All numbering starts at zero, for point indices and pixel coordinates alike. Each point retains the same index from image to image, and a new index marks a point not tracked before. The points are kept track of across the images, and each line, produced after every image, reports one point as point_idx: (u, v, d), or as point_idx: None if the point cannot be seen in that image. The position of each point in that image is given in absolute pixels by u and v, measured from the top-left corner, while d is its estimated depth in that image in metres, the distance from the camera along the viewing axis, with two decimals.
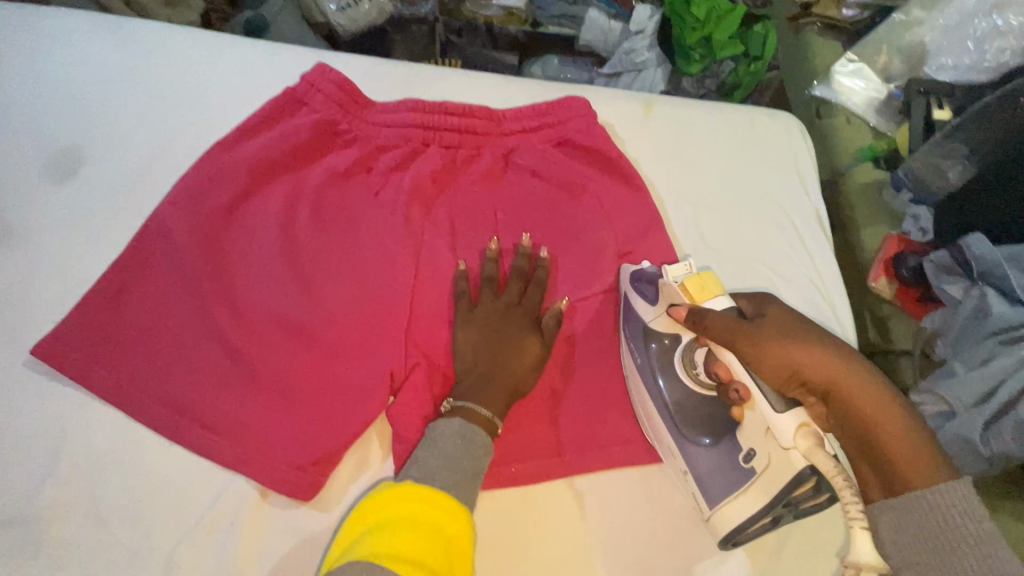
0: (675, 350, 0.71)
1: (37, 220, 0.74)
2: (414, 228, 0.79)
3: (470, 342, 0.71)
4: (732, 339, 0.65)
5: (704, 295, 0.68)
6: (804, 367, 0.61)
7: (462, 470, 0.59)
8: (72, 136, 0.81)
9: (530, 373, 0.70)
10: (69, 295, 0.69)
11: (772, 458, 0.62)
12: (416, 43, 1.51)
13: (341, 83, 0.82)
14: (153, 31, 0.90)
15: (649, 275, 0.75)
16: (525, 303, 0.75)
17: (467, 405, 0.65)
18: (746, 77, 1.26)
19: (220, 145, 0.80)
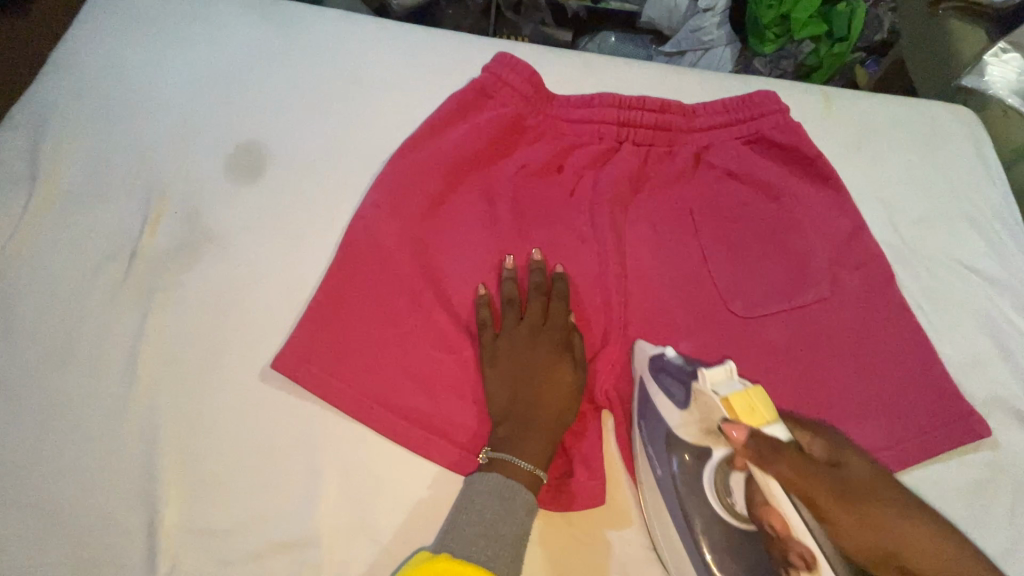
0: (676, 426, 0.59)
1: (234, 222, 0.71)
2: (617, 228, 0.76)
3: (501, 380, 0.64)
4: (755, 424, 0.53)
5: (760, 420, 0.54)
6: (812, 447, 0.51)
7: (501, 537, 0.54)
8: (249, 132, 0.77)
9: (569, 402, 0.64)
10: (284, 301, 0.67)
11: (765, 530, 0.50)
12: (468, 16, 1.59)
13: (532, 75, 0.78)
14: (311, 17, 0.86)
15: (674, 366, 0.62)
16: (551, 323, 0.67)
17: (503, 459, 0.59)
18: (827, 58, 1.46)
19: (412, 141, 0.76)
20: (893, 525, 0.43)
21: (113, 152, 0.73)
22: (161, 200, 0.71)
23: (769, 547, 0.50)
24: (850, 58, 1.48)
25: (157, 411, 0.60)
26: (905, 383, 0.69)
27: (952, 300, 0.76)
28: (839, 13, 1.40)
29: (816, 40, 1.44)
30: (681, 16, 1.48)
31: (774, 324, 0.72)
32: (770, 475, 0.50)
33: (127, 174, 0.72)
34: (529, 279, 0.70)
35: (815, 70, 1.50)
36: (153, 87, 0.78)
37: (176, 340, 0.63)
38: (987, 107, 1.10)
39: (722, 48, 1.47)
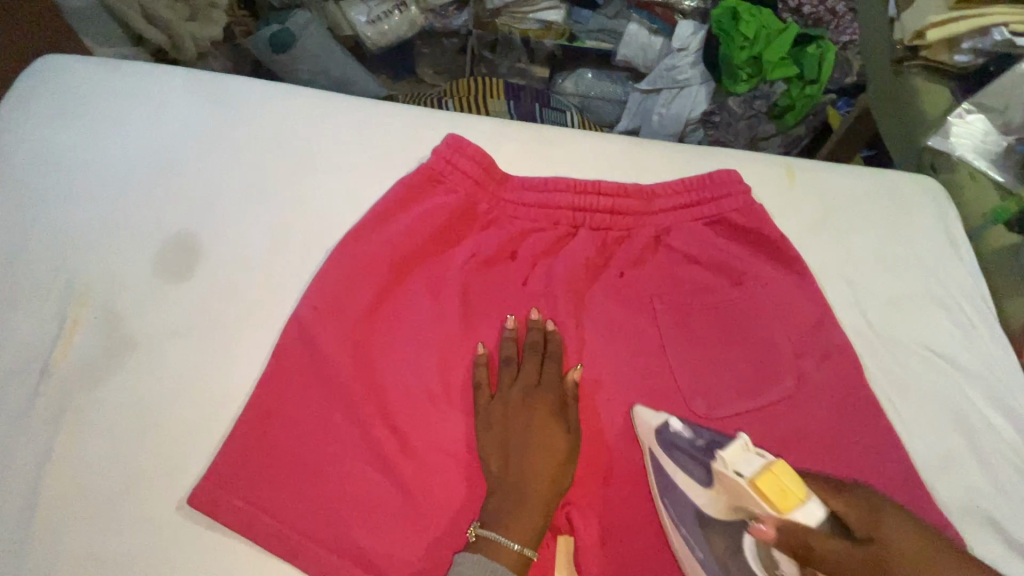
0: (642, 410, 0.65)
1: (159, 325, 0.66)
2: (570, 322, 0.72)
3: (494, 448, 0.62)
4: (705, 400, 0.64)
5: (790, 504, 0.50)
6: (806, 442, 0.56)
7: None
8: (181, 222, 0.73)
9: (560, 469, 0.61)
10: (210, 417, 0.62)
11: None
12: (444, 56, 1.69)
13: (482, 159, 0.74)
14: (250, 93, 0.83)
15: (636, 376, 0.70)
16: (547, 383, 0.66)
17: (493, 536, 0.56)
18: (799, 99, 1.44)
19: (353, 233, 0.72)
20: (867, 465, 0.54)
21: (34, 252, 0.69)
22: (80, 305, 0.66)
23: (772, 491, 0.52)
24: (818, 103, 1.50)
25: (59, 553, 0.55)
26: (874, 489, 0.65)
27: (921, 390, 0.73)
28: (809, 56, 1.40)
29: (788, 81, 1.42)
30: (654, 55, 1.51)
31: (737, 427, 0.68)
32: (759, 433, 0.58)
33: (47, 274, 0.68)
34: (526, 335, 0.69)
35: (788, 111, 1.47)
36: (80, 175, 0.74)
37: (88, 467, 0.58)
38: (955, 170, 1.08)
39: (697, 87, 1.48)
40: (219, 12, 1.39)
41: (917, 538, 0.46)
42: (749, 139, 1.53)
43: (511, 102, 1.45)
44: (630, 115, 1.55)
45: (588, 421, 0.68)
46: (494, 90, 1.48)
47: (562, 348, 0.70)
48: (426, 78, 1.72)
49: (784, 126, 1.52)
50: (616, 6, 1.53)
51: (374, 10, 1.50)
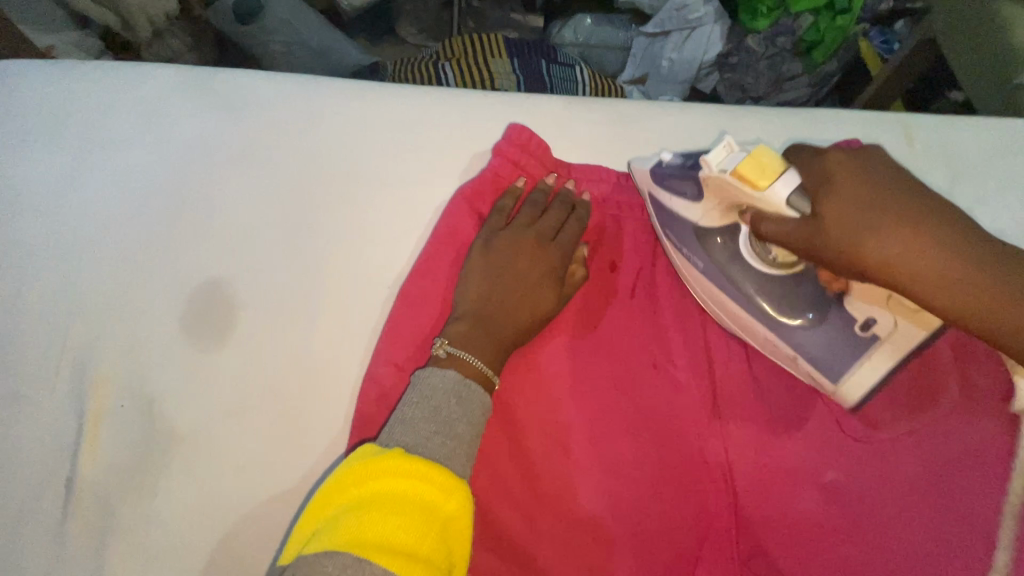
0: (699, 217, 0.58)
1: (202, 406, 0.53)
2: (693, 345, 0.61)
3: (481, 274, 0.58)
4: (762, 186, 0.49)
5: (767, 178, 0.49)
6: (913, 276, 0.43)
7: (453, 438, 0.47)
8: (203, 270, 0.59)
9: (546, 315, 0.58)
10: (292, 517, 0.51)
11: (899, 320, 0.54)
12: (427, 12, 1.52)
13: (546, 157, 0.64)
14: (262, 93, 0.67)
15: (674, 165, 0.59)
16: (560, 253, 0.60)
17: (465, 355, 0.52)
18: (830, 31, 1.24)
19: (421, 265, 0.60)
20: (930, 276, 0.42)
21: (28, 323, 0.55)
22: (99, 389, 0.53)
23: (903, 322, 0.53)
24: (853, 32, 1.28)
25: None
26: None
27: None
28: None
29: (817, 10, 1.23)
30: None
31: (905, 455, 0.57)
32: (825, 236, 0.46)
33: (49, 351, 0.54)
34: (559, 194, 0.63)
35: (816, 46, 1.28)
36: (65, 219, 0.59)
37: None
38: None
39: (709, 26, 1.29)
40: None
41: (953, 264, 0.42)
42: (772, 79, 1.34)
43: (515, 59, 1.25)
44: (636, 61, 1.37)
45: (737, 464, 0.57)
46: (493, 48, 1.26)
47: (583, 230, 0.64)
48: (409, 37, 1.54)
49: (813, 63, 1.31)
50: None
51: None
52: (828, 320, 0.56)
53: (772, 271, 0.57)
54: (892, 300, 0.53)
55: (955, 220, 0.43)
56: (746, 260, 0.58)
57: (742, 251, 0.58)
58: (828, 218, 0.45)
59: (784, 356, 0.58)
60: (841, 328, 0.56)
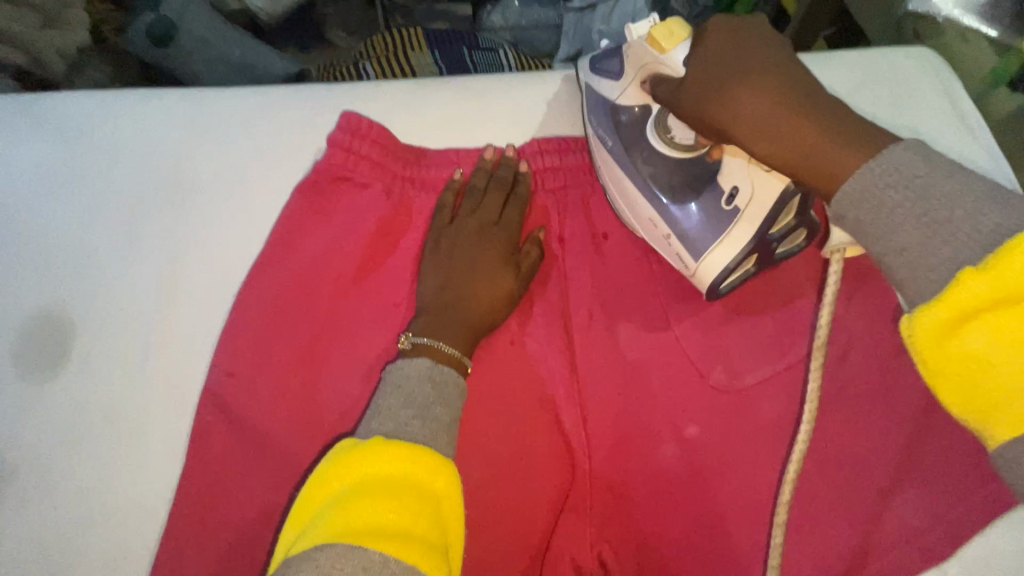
0: (618, 95, 0.59)
1: (40, 439, 0.52)
2: (552, 315, 0.60)
3: (437, 268, 0.59)
4: (670, 48, 0.52)
5: (674, 42, 0.51)
6: (785, 148, 0.45)
7: (436, 418, 0.47)
8: (39, 302, 0.57)
9: (506, 305, 0.58)
10: (142, 536, 0.51)
11: (757, 187, 0.53)
12: (352, 12, 1.49)
13: (386, 140, 0.61)
14: (88, 108, 0.64)
15: (608, 51, 0.61)
16: (504, 227, 0.61)
17: (430, 341, 0.53)
18: None
19: (259, 270, 0.57)
20: (797, 150, 0.45)
21: None
22: None
23: (761, 182, 0.52)
24: None
25: None
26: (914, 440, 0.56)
27: None
28: None
29: None
30: None
31: (764, 399, 0.57)
32: (709, 109, 0.48)
33: None
34: (492, 173, 0.63)
35: None
36: None
37: None
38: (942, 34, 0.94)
39: None
40: None
41: (790, 115, 0.45)
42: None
43: (436, 51, 1.24)
44: (571, 39, 1.33)
45: (594, 430, 0.57)
46: (414, 41, 1.25)
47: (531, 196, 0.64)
48: (339, 42, 1.50)
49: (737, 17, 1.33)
50: None
51: None
52: (704, 201, 0.56)
53: (674, 153, 0.57)
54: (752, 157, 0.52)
55: (829, 103, 0.45)
56: (650, 140, 0.58)
57: (647, 132, 0.58)
58: (696, 74, 0.49)
59: (675, 256, 0.58)
60: (715, 199, 0.56)
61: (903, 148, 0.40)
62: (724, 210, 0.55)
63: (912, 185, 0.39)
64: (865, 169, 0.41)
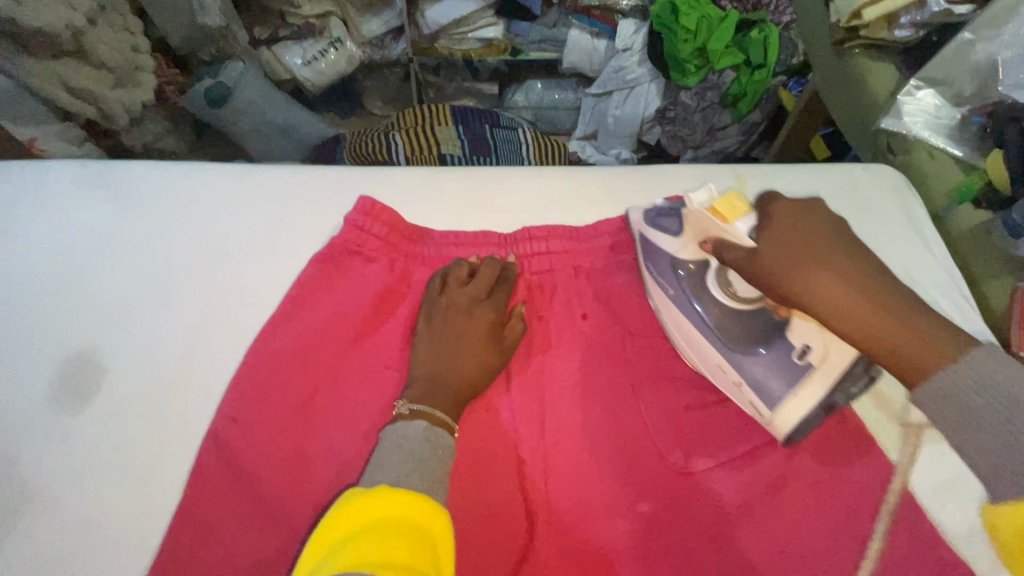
0: (677, 251, 0.65)
1: (62, 462, 0.59)
2: (526, 385, 0.66)
3: (428, 342, 0.65)
4: (733, 222, 0.56)
5: (735, 215, 0.56)
6: (865, 333, 0.49)
7: (430, 473, 0.53)
8: (81, 339, 0.66)
9: (489, 378, 0.64)
10: (133, 562, 0.56)
11: (829, 344, 0.57)
12: (389, 84, 1.65)
13: (394, 221, 0.70)
14: (150, 178, 0.76)
15: (666, 207, 0.66)
16: (492, 304, 0.67)
17: (424, 408, 0.58)
18: (750, 85, 1.38)
19: (270, 328, 0.65)
20: (883, 335, 0.48)
21: None
22: None
23: (835, 345, 0.57)
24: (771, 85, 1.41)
25: None
26: (859, 532, 0.59)
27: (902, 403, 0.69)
28: (754, 40, 1.33)
29: (736, 68, 1.37)
30: (601, 59, 1.47)
31: (714, 479, 0.62)
32: (792, 285, 0.52)
33: None
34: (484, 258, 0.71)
35: (739, 99, 1.41)
36: None
37: None
38: (911, 151, 1.03)
39: (646, 85, 1.45)
40: (147, 74, 1.19)
41: (870, 305, 0.49)
42: (705, 130, 1.48)
43: (460, 127, 1.38)
44: (587, 121, 1.57)
45: (556, 497, 0.62)
46: (440, 118, 1.39)
47: (518, 282, 0.71)
48: (375, 110, 1.71)
49: (739, 114, 1.45)
50: (554, 14, 1.45)
51: (309, 51, 1.46)
52: (774, 350, 0.60)
53: (740, 306, 0.62)
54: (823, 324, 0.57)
55: (897, 284, 0.50)
56: (712, 294, 0.63)
57: (709, 284, 0.63)
58: (772, 253, 0.53)
59: (730, 383, 0.63)
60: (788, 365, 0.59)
61: (975, 353, 0.45)
62: (796, 364, 0.59)
63: (986, 387, 0.44)
64: (945, 369, 0.46)
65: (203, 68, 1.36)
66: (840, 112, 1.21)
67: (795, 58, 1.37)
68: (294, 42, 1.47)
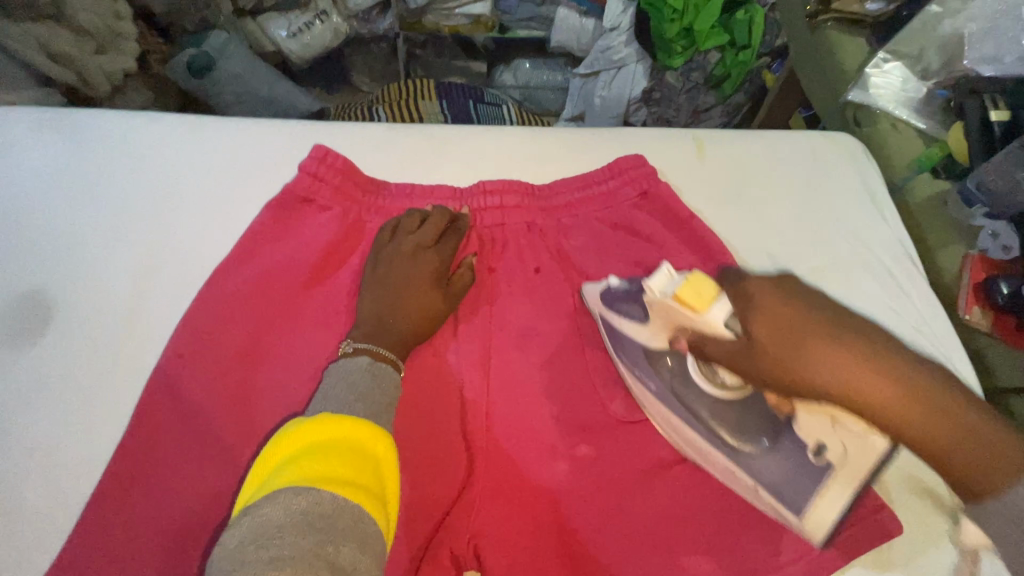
0: (648, 339, 0.61)
1: (11, 392, 0.60)
2: (474, 334, 0.67)
3: (378, 287, 0.66)
4: (705, 311, 0.52)
5: (705, 304, 0.52)
6: (912, 434, 0.43)
7: (374, 402, 0.53)
8: (31, 277, 0.66)
9: (437, 321, 0.66)
10: (76, 488, 0.57)
11: (848, 447, 0.52)
12: (377, 60, 1.63)
13: (349, 169, 0.71)
14: (104, 121, 0.75)
15: (618, 291, 0.62)
16: (442, 250, 0.68)
17: (369, 347, 0.59)
18: (734, 67, 1.38)
19: (220, 270, 0.66)
20: (919, 423, 0.42)
21: None
22: None
23: (851, 446, 0.52)
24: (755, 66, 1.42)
25: None
26: None
27: None
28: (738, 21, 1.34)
29: (721, 49, 1.37)
30: (588, 38, 1.46)
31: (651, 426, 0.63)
32: (808, 364, 0.45)
33: None
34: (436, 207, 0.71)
35: (724, 79, 1.41)
36: None
37: None
38: (877, 123, 1.04)
39: (632, 65, 1.42)
40: (131, 43, 1.19)
41: (904, 393, 0.43)
42: (691, 112, 1.47)
43: (443, 102, 1.37)
44: (574, 100, 1.53)
45: (496, 440, 0.63)
46: (426, 92, 1.38)
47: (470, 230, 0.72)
48: (362, 86, 1.68)
49: (723, 95, 1.45)
50: None
51: (296, 22, 1.45)
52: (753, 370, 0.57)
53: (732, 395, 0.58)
54: (835, 423, 0.51)
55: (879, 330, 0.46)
56: (697, 383, 0.59)
57: (694, 374, 0.59)
58: (761, 341, 0.48)
59: (749, 487, 0.58)
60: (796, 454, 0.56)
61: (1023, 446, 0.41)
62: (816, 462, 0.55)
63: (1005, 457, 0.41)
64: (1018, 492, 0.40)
65: (187, 36, 1.35)
66: (812, 85, 1.18)
67: (775, 40, 1.39)
68: (278, 13, 1.46)
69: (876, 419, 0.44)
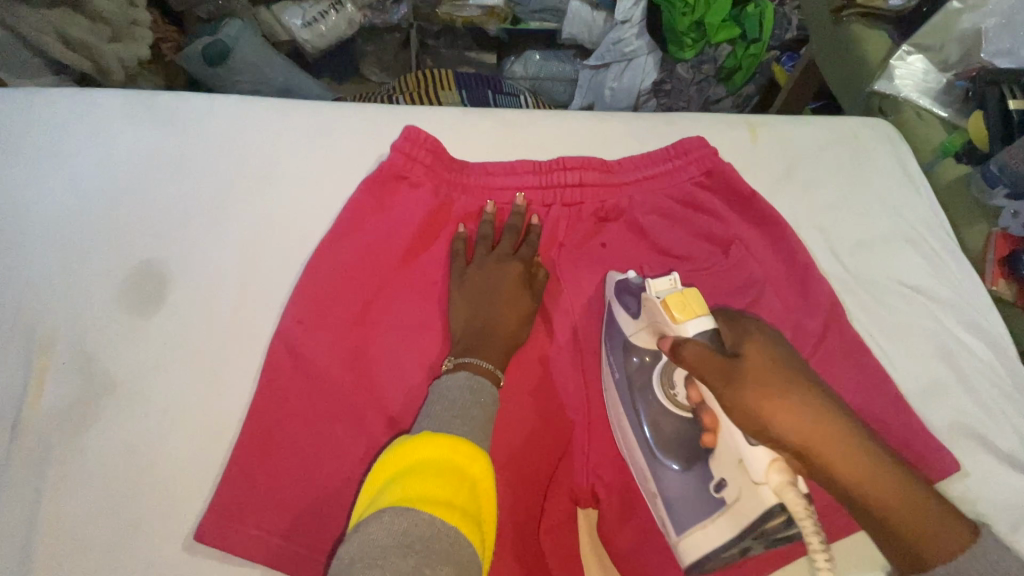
0: (633, 334, 0.66)
1: (133, 362, 0.63)
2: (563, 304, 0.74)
3: (464, 301, 0.69)
4: (684, 323, 0.57)
5: (689, 315, 0.57)
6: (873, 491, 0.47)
7: (473, 417, 0.55)
8: (142, 254, 0.69)
9: (524, 325, 0.69)
10: (209, 450, 0.60)
11: (742, 490, 0.54)
12: (388, 52, 1.63)
13: (438, 148, 0.74)
14: (195, 104, 0.78)
15: (634, 286, 0.67)
16: (521, 258, 0.72)
17: (469, 360, 0.61)
18: (745, 59, 1.43)
19: (326, 246, 0.69)
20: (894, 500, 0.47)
21: None
22: (45, 352, 0.63)
23: (745, 492, 0.54)
24: (766, 58, 1.49)
25: None
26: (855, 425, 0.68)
27: (891, 324, 0.78)
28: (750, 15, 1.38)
29: (733, 43, 1.42)
30: (599, 31, 1.47)
31: None
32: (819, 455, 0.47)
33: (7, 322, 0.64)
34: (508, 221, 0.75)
35: (736, 71, 1.47)
36: (27, 210, 0.70)
37: (77, 522, 0.56)
38: (901, 111, 1.11)
39: (643, 57, 1.44)
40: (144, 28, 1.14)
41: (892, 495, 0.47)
42: (700, 103, 1.52)
43: (462, 91, 1.41)
44: (584, 92, 1.53)
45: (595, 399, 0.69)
46: (443, 81, 1.42)
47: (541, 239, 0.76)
48: (371, 77, 1.68)
49: (734, 86, 1.51)
50: None
51: (310, 12, 1.42)
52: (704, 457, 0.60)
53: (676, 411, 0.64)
54: (740, 467, 0.53)
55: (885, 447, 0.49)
56: (654, 387, 0.65)
57: (654, 383, 0.65)
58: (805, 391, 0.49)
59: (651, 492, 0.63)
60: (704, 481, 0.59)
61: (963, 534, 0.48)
62: (712, 496, 0.58)
63: None
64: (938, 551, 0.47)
65: (203, 25, 1.36)
66: (840, 79, 1.25)
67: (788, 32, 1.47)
68: (294, 3, 1.43)
69: (820, 468, 0.47)
